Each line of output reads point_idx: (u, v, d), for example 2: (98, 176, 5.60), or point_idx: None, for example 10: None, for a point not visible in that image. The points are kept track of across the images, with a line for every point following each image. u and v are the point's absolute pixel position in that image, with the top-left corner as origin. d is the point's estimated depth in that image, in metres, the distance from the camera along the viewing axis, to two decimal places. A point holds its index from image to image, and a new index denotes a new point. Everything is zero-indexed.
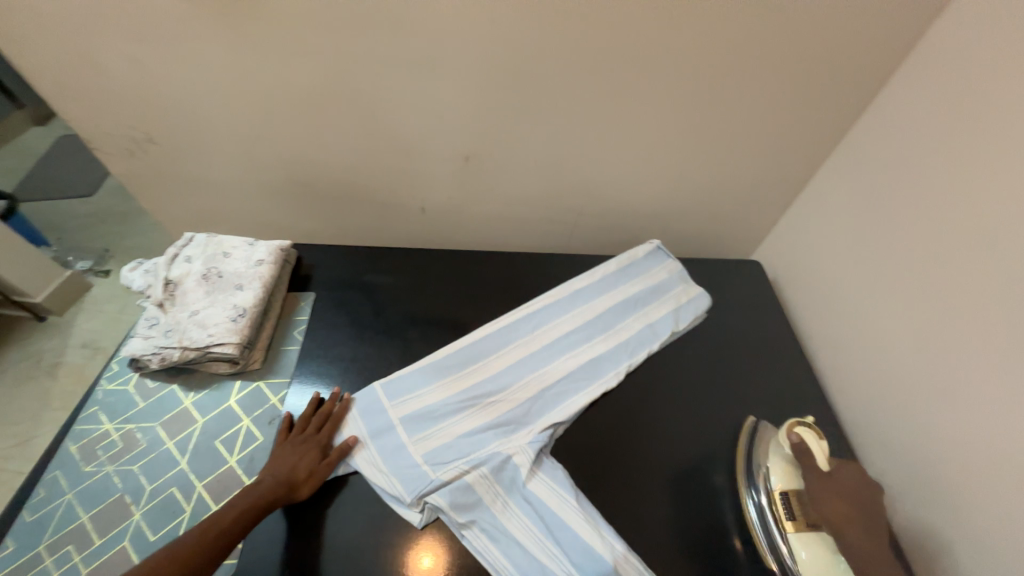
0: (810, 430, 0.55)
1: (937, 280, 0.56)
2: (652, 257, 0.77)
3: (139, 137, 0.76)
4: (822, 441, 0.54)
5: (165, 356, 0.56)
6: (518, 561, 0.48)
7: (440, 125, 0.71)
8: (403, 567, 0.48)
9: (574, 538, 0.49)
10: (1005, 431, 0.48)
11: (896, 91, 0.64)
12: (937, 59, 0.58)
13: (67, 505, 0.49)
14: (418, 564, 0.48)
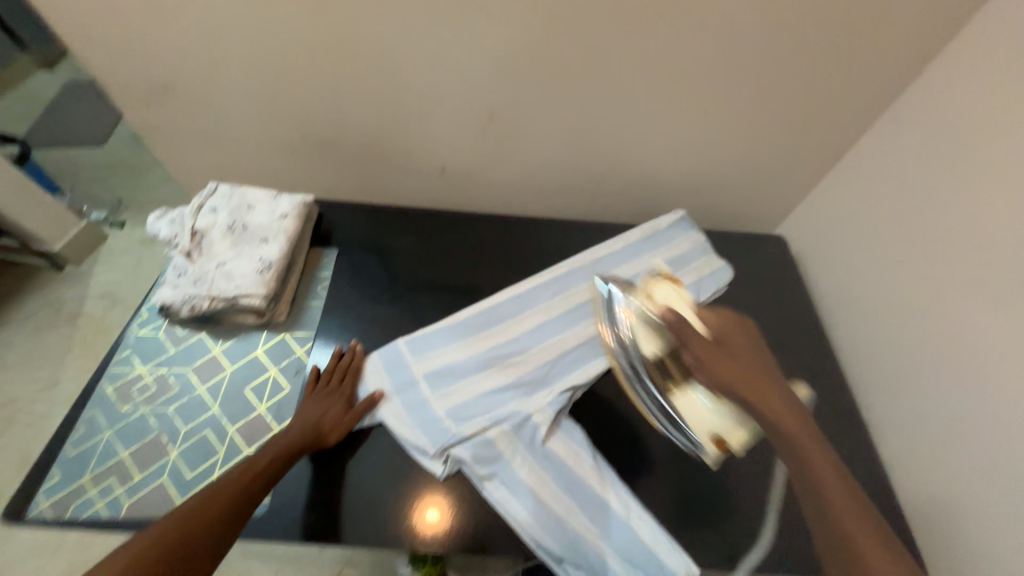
0: (661, 284, 0.57)
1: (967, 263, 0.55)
2: (676, 228, 0.76)
3: (155, 85, 0.75)
4: (667, 290, 0.56)
5: (194, 306, 0.57)
6: (536, 512, 0.51)
7: (463, 82, 0.69)
8: (412, 518, 0.51)
9: (592, 495, 0.52)
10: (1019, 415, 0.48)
11: (943, 61, 0.60)
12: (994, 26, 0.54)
13: (107, 441, 0.52)
14: (424, 518, 0.51)
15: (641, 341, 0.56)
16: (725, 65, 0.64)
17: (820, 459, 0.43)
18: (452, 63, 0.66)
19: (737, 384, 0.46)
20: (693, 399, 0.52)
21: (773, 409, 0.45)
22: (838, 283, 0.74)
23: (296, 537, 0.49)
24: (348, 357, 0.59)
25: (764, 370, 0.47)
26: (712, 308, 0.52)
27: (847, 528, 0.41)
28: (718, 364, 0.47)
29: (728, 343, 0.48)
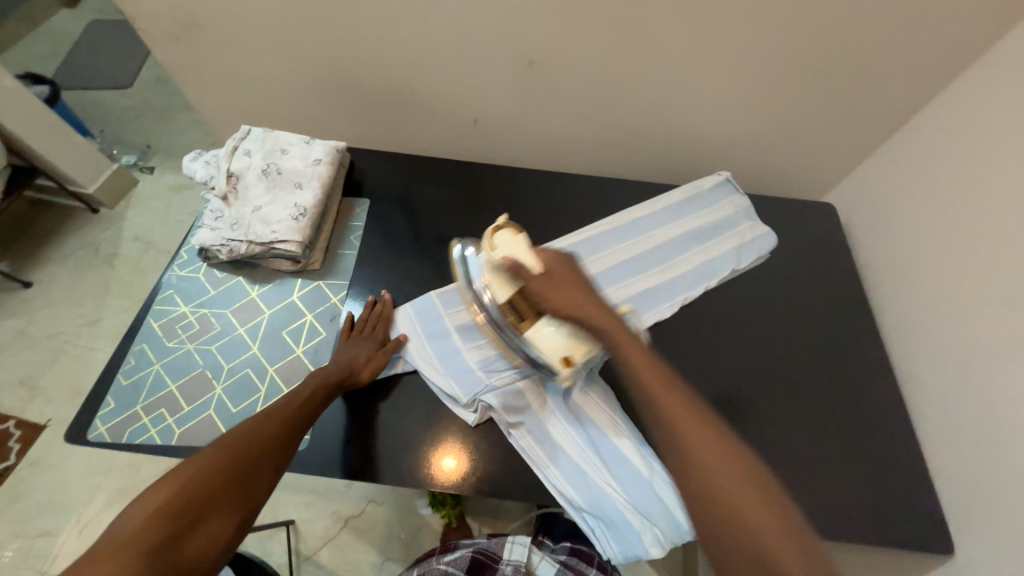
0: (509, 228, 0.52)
1: None
2: (719, 191, 0.73)
3: (184, 19, 0.72)
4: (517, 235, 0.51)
5: (232, 249, 0.57)
6: (559, 462, 0.52)
7: (502, 24, 0.64)
8: (429, 464, 0.52)
9: (615, 452, 0.52)
10: None
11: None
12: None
13: (156, 374, 0.54)
14: (441, 464, 0.52)
15: (494, 289, 0.51)
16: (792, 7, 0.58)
17: (648, 368, 0.46)
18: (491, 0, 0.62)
19: (565, 309, 0.48)
20: (545, 333, 0.49)
21: (604, 330, 0.48)
22: (885, 255, 0.70)
23: (332, 471, 0.51)
24: (381, 306, 0.59)
25: (586, 290, 0.50)
26: (542, 249, 0.52)
27: (680, 424, 0.43)
28: (555, 297, 0.49)
29: (555, 278, 0.50)
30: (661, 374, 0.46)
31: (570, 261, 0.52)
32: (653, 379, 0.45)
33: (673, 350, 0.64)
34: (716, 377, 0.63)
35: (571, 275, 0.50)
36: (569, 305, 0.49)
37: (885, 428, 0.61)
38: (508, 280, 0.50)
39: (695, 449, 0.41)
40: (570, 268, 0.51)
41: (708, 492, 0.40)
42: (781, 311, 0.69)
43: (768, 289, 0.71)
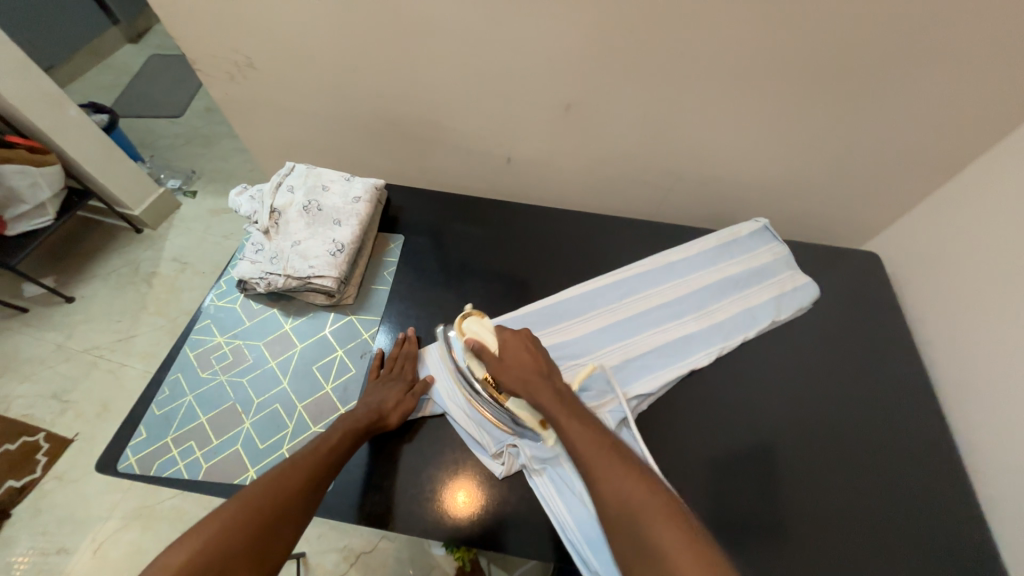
0: (474, 317, 0.56)
1: None
2: (757, 237, 0.72)
3: (240, 61, 0.77)
4: (483, 322, 0.56)
5: (270, 282, 0.58)
6: (580, 517, 0.48)
7: (544, 70, 0.66)
8: (440, 500, 0.51)
9: None
10: None
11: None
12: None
13: (188, 405, 0.55)
14: (454, 501, 0.51)
15: (469, 364, 0.55)
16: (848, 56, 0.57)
17: (581, 429, 0.47)
18: (539, 48, 0.63)
19: (513, 381, 0.51)
20: (514, 407, 0.52)
21: (542, 402, 0.49)
22: (938, 309, 0.66)
23: (355, 517, 0.50)
24: (410, 346, 0.59)
25: (537, 362, 0.52)
26: (502, 327, 0.55)
27: (603, 479, 0.43)
28: (505, 371, 0.51)
29: (507, 354, 0.52)
30: (597, 434, 0.47)
31: (527, 335, 0.54)
32: (585, 439, 0.46)
33: (711, 400, 0.62)
34: (758, 431, 0.60)
35: (521, 349, 0.53)
36: (517, 376, 0.51)
37: (948, 499, 0.57)
38: (476, 359, 0.54)
39: (615, 501, 0.42)
40: (525, 343, 0.53)
41: (628, 543, 0.40)
42: (824, 363, 0.66)
43: (810, 339, 0.68)
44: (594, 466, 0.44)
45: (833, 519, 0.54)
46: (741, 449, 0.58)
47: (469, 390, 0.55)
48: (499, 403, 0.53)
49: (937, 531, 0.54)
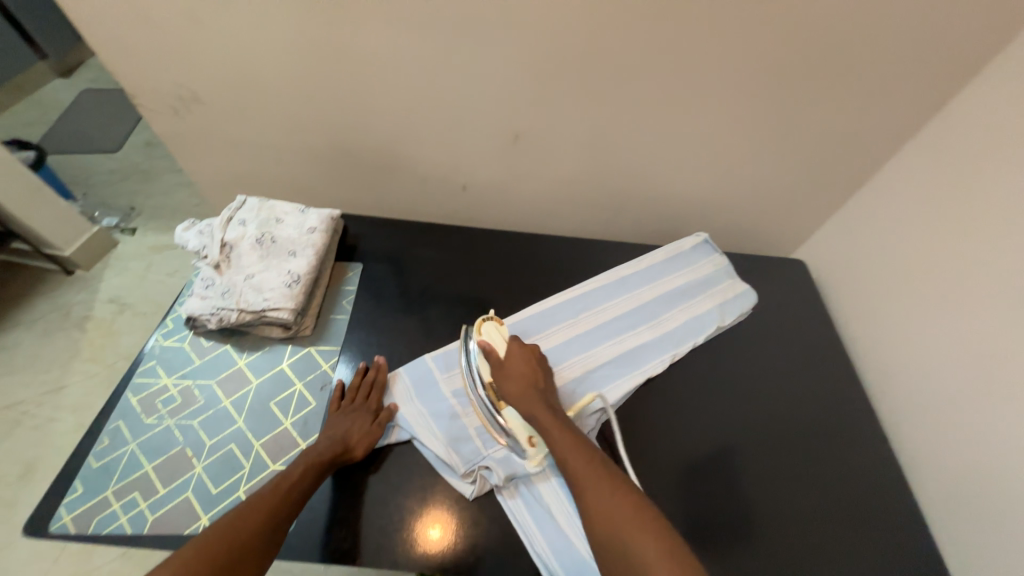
0: (493, 324, 0.61)
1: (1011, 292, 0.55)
2: (699, 250, 0.78)
3: (185, 96, 0.76)
4: (500, 330, 0.61)
5: (222, 318, 0.56)
6: (546, 530, 0.50)
7: (493, 100, 0.70)
8: (413, 538, 0.49)
9: None
10: None
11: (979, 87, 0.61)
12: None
13: (131, 453, 0.51)
14: (428, 536, 0.50)
15: (480, 368, 0.58)
16: (762, 83, 0.64)
17: (570, 443, 0.49)
18: (489, 79, 0.67)
19: (513, 392, 0.54)
20: (509, 416, 0.55)
21: (535, 414, 0.51)
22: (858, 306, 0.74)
23: (317, 554, 0.48)
24: (374, 373, 0.58)
25: (535, 377, 0.55)
26: (513, 337, 0.59)
27: (590, 492, 0.45)
28: (506, 382, 0.54)
29: (510, 360, 0.56)
30: (585, 449, 0.48)
31: (534, 351, 0.58)
32: (574, 453, 0.48)
33: (668, 405, 0.65)
34: (713, 430, 0.64)
35: (524, 361, 0.56)
36: (517, 388, 0.54)
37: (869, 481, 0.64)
38: (485, 363, 0.58)
39: (600, 514, 0.43)
40: (528, 356, 0.57)
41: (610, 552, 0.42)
42: (766, 363, 0.72)
43: (752, 341, 0.74)
44: (583, 478, 0.46)
45: (778, 508, 0.59)
46: (698, 449, 0.62)
47: (473, 394, 0.57)
48: (497, 412, 0.55)
49: (860, 511, 0.62)
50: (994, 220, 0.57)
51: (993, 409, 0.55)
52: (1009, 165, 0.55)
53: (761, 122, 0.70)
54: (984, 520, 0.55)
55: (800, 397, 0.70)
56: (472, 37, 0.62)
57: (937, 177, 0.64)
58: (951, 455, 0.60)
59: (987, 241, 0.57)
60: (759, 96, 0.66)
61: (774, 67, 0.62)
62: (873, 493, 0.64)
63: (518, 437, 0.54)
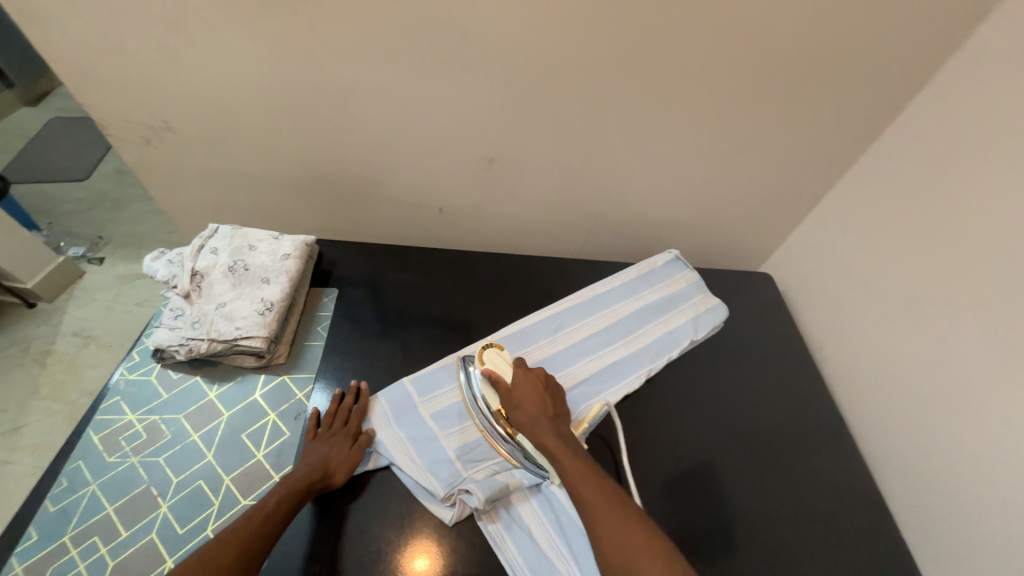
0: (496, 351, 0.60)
1: (960, 298, 0.59)
2: (671, 266, 0.80)
3: (157, 126, 0.76)
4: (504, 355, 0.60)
5: (191, 348, 0.55)
6: (528, 552, 0.50)
7: (468, 128, 0.73)
8: (396, 567, 0.48)
9: (586, 545, 0.50)
10: (1010, 439, 0.52)
11: (918, 109, 0.66)
12: (964, 79, 0.60)
13: (91, 495, 0.49)
14: (413, 566, 0.48)
15: (484, 394, 0.59)
16: (723, 105, 0.68)
17: (583, 472, 0.48)
18: (464, 106, 0.70)
19: (523, 420, 0.53)
20: (524, 440, 0.55)
21: (547, 444, 0.50)
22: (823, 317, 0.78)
23: None
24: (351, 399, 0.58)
25: (545, 403, 0.54)
26: (520, 363, 0.59)
27: (604, 525, 0.44)
28: (515, 410, 0.54)
29: (518, 387, 0.56)
30: (597, 478, 0.48)
31: (539, 375, 0.57)
32: (586, 484, 0.47)
33: (647, 419, 0.66)
34: (692, 444, 0.65)
35: (531, 386, 0.56)
36: (526, 417, 0.53)
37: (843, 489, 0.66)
38: (493, 390, 0.58)
39: (616, 549, 0.43)
40: (536, 381, 0.56)
41: None
42: (740, 375, 0.74)
43: (725, 354, 0.76)
44: (594, 508, 0.45)
45: (756, 518, 0.60)
46: (677, 462, 0.63)
47: (481, 419, 0.57)
48: (509, 436, 0.56)
49: (839, 519, 0.63)
50: (950, 233, 0.61)
51: (959, 408, 0.58)
52: (960, 182, 0.60)
53: (725, 141, 0.74)
54: (953, 517, 0.58)
55: (774, 406, 0.72)
56: (449, 67, 0.65)
57: (892, 194, 0.69)
58: (920, 454, 0.63)
59: (943, 253, 0.62)
60: (723, 118, 0.70)
61: (733, 91, 0.66)
62: (850, 501, 0.65)
63: (536, 459, 0.54)
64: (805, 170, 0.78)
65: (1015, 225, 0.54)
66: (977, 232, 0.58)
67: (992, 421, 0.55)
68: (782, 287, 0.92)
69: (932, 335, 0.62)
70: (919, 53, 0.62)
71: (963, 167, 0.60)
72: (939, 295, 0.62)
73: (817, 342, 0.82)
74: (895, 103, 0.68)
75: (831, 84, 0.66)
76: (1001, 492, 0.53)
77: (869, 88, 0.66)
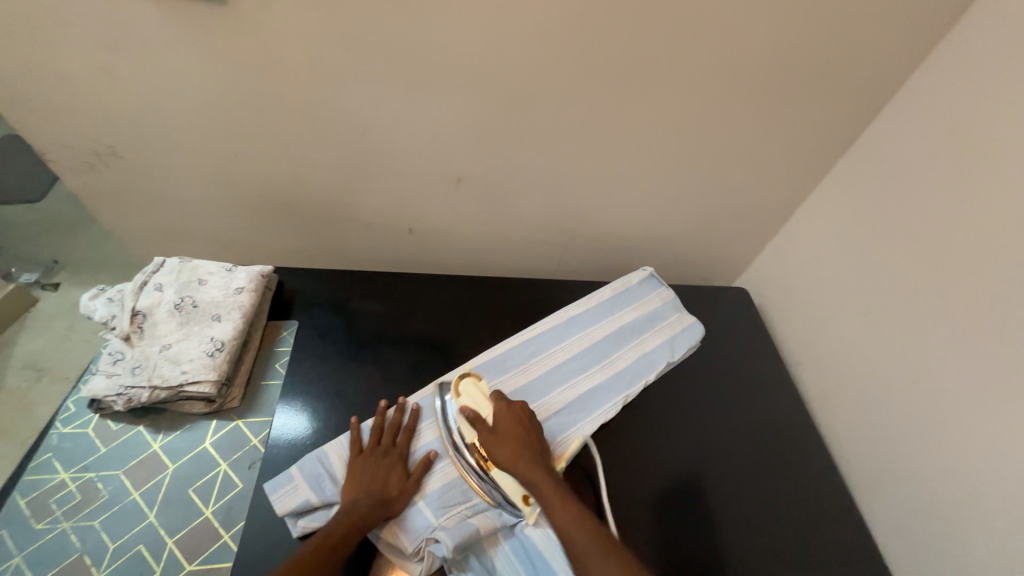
0: (473, 386, 0.59)
1: (935, 310, 0.60)
2: (646, 284, 0.79)
3: (102, 151, 0.71)
4: (482, 387, 0.58)
5: (132, 397, 0.51)
6: None
7: (437, 148, 0.70)
8: None
9: None
10: (990, 449, 0.53)
11: (883, 124, 0.68)
12: (927, 96, 0.62)
13: (15, 569, 0.44)
14: None
15: (459, 426, 0.56)
16: (694, 121, 0.68)
17: (573, 514, 0.49)
18: (433, 125, 0.67)
19: (506, 456, 0.52)
20: (500, 477, 0.53)
21: (535, 482, 0.50)
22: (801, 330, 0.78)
23: None
24: (395, 414, 0.57)
25: (529, 438, 0.54)
26: (498, 397, 0.57)
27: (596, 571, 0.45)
28: (498, 445, 0.53)
29: (500, 425, 0.54)
30: (585, 518, 0.49)
31: (522, 408, 0.57)
32: (575, 527, 0.48)
33: (625, 449, 0.64)
34: (671, 473, 0.64)
35: (515, 421, 0.55)
36: (510, 455, 0.52)
37: (825, 507, 0.66)
38: (468, 424, 0.56)
39: None
40: (520, 415, 0.56)
41: None
42: (720, 394, 0.73)
43: (703, 373, 0.75)
44: (587, 554, 0.46)
45: (737, 545, 0.59)
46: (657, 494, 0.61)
47: (454, 450, 0.55)
48: (483, 471, 0.54)
49: (819, 540, 0.63)
50: (923, 247, 0.62)
51: (938, 421, 0.59)
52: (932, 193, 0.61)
53: (699, 157, 0.73)
54: (936, 529, 0.58)
55: (755, 427, 0.71)
56: (419, 85, 0.63)
57: (864, 208, 0.70)
58: (901, 468, 0.63)
59: (918, 264, 0.62)
60: (697, 133, 0.70)
61: (704, 108, 0.66)
62: (832, 519, 0.65)
63: (508, 495, 0.52)
64: (776, 183, 0.78)
65: (986, 239, 0.55)
66: (952, 243, 0.59)
67: (973, 432, 0.55)
68: (758, 300, 0.92)
69: (907, 347, 0.63)
70: (880, 69, 0.63)
71: (933, 181, 0.61)
72: (914, 308, 0.62)
73: (796, 356, 0.81)
74: (862, 117, 0.69)
75: (802, 99, 0.66)
76: (988, 504, 0.53)
77: (834, 101, 0.66)
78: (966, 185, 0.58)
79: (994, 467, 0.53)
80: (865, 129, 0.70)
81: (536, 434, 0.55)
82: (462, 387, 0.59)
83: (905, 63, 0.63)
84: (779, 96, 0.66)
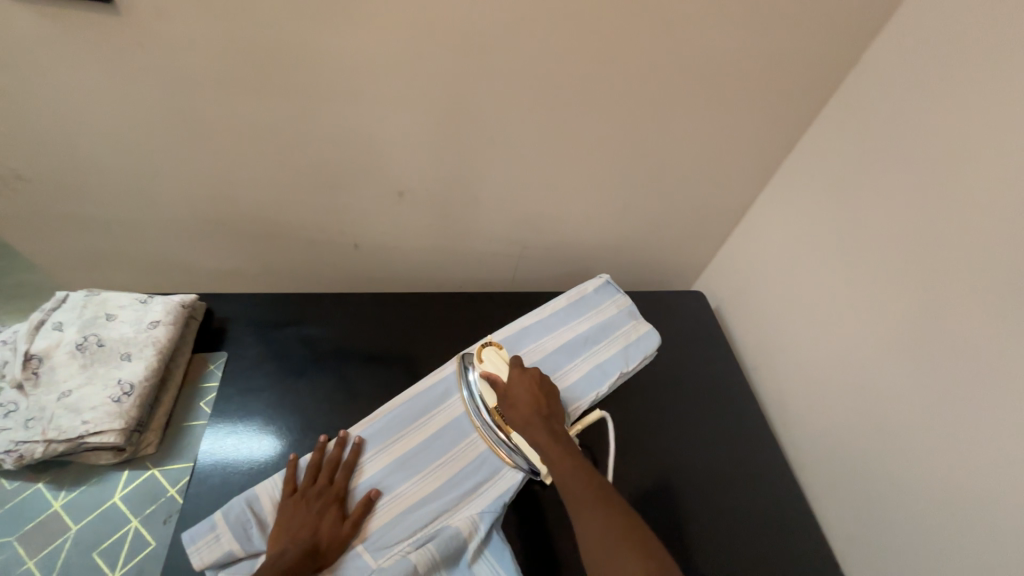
0: (495, 355, 0.62)
1: (880, 312, 0.59)
2: (602, 292, 0.76)
3: (3, 174, 0.64)
4: (501, 355, 0.62)
5: (24, 453, 0.46)
6: None
7: (372, 160, 0.67)
8: None
9: None
10: (931, 451, 0.53)
11: (825, 123, 0.68)
12: (864, 94, 0.62)
13: None
14: None
15: (481, 392, 0.60)
16: (638, 125, 0.66)
17: (570, 468, 0.50)
18: (367, 137, 0.64)
19: (517, 419, 0.55)
20: (518, 438, 0.56)
21: (539, 442, 0.53)
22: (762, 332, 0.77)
23: None
24: (334, 449, 0.53)
25: (541, 402, 0.56)
26: (518, 366, 0.60)
27: (586, 517, 0.46)
28: (509, 407, 0.57)
29: (512, 389, 0.58)
30: (585, 473, 0.50)
31: (534, 374, 0.59)
32: (575, 481, 0.49)
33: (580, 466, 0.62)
34: (626, 487, 0.62)
35: (526, 386, 0.58)
36: (520, 417, 0.55)
37: (782, 514, 0.64)
38: (490, 389, 0.60)
39: (597, 538, 0.45)
40: (532, 381, 0.58)
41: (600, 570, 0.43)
42: (679, 403, 0.71)
43: (661, 381, 0.73)
44: (579, 501, 0.48)
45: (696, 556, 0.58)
46: None
47: (478, 417, 0.59)
48: (504, 435, 0.57)
49: (777, 549, 0.61)
50: (867, 246, 0.61)
51: (883, 424, 0.58)
52: (875, 189, 0.60)
53: (647, 158, 0.71)
54: (885, 535, 0.57)
55: (715, 437, 0.69)
56: (347, 94, 0.59)
57: (811, 208, 0.69)
58: (851, 472, 0.62)
59: (862, 264, 0.62)
60: (644, 134, 0.68)
61: (647, 111, 0.65)
62: (789, 526, 0.64)
63: (529, 458, 0.56)
64: (728, 184, 0.77)
65: (919, 237, 0.55)
66: (892, 244, 0.58)
67: (916, 436, 0.54)
68: (716, 303, 0.91)
69: (857, 348, 0.62)
70: (820, 68, 0.63)
71: (871, 179, 0.61)
72: (859, 307, 0.62)
73: (754, 359, 0.80)
74: (806, 115, 0.69)
75: (746, 98, 0.65)
76: (928, 507, 0.53)
77: (776, 100, 0.66)
78: (901, 185, 0.57)
79: (937, 472, 0.52)
80: (809, 128, 0.70)
81: (546, 396, 0.58)
82: (484, 353, 0.62)
83: (843, 61, 0.63)
84: (722, 97, 0.64)
